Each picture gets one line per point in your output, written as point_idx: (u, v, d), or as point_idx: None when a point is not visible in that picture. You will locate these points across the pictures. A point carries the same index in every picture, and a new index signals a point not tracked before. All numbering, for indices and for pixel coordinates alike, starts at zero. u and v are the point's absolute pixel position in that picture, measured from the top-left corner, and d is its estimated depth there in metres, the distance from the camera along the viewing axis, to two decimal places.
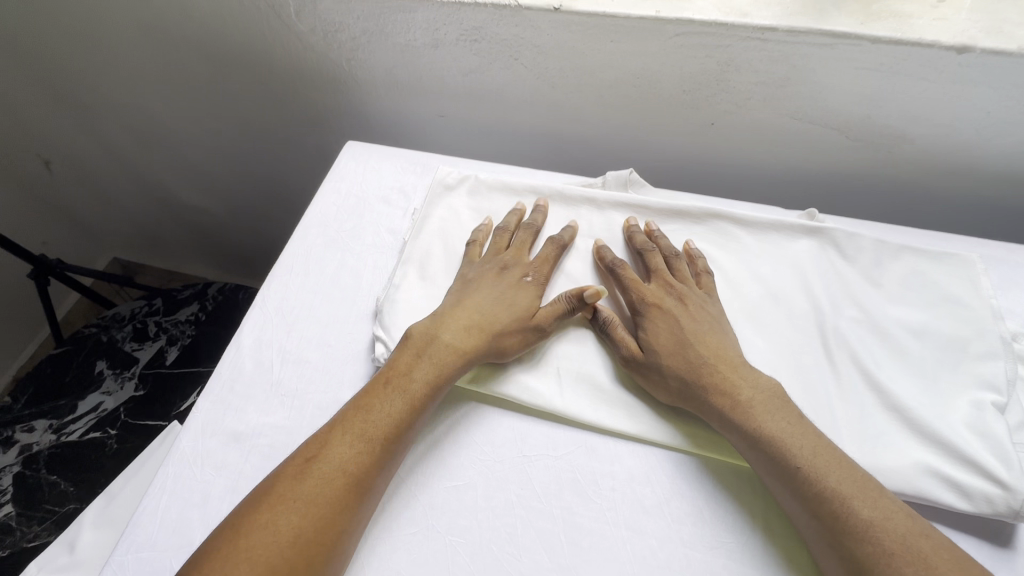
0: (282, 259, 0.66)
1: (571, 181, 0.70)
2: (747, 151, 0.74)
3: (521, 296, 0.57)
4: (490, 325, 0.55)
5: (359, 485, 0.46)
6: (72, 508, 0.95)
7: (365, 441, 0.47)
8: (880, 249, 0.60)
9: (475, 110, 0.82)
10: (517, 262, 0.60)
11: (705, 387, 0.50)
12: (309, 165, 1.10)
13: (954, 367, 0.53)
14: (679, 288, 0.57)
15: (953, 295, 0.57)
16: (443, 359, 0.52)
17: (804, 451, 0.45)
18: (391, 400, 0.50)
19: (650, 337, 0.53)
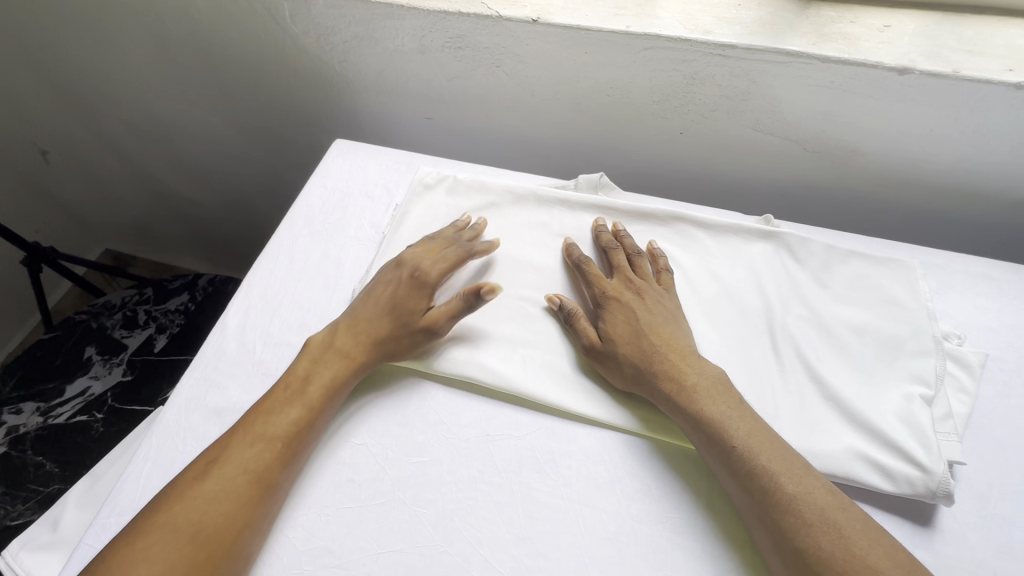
0: (269, 248, 0.69)
1: (547, 182, 0.74)
2: (715, 159, 0.79)
3: (406, 304, 0.59)
4: (365, 335, 0.58)
5: (261, 482, 0.50)
6: (56, 488, 0.97)
7: (268, 442, 0.51)
8: (830, 253, 0.65)
9: (460, 113, 0.86)
10: (412, 263, 0.62)
11: (656, 372, 0.54)
12: (302, 161, 1.14)
13: (890, 363, 0.58)
14: (639, 283, 0.61)
15: (894, 297, 0.62)
16: (336, 366, 0.57)
17: (740, 432, 0.49)
18: (292, 404, 0.54)
19: (608, 326, 0.57)
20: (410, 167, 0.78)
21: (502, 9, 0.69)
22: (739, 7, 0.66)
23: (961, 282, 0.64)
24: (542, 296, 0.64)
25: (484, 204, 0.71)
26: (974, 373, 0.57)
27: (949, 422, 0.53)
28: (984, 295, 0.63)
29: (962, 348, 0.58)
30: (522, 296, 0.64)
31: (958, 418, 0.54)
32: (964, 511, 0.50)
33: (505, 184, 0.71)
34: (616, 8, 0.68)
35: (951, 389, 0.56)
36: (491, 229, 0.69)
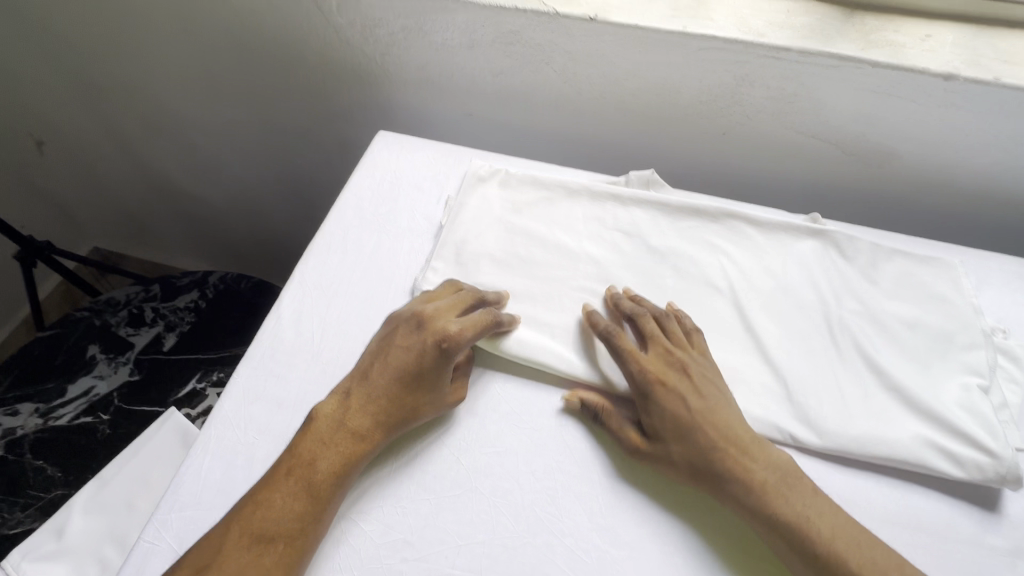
0: (319, 237, 0.67)
1: (596, 178, 0.75)
2: (754, 161, 0.81)
3: (428, 371, 0.52)
4: (391, 403, 0.52)
5: (310, 500, 0.47)
6: (59, 494, 0.91)
7: (327, 453, 0.49)
8: (876, 252, 0.66)
9: (501, 110, 0.86)
10: (434, 328, 0.54)
11: (719, 475, 0.49)
12: (323, 157, 1.12)
13: (943, 355, 0.60)
14: (678, 355, 0.55)
15: (940, 294, 0.63)
16: (381, 385, 0.52)
17: (822, 528, 0.46)
18: (349, 415, 0.51)
19: (656, 421, 0.52)
20: (458, 160, 0.77)
21: (559, 6, 0.69)
22: (789, 13, 0.69)
23: (998, 279, 0.67)
24: (603, 288, 0.64)
25: (538, 197, 0.70)
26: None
27: (1005, 411, 0.56)
28: (1020, 291, 0.66)
29: (1008, 342, 0.61)
30: (583, 287, 0.63)
31: (1012, 408, 0.56)
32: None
33: (558, 179, 0.71)
34: (670, 9, 0.69)
35: (1003, 380, 0.58)
36: (546, 221, 0.69)
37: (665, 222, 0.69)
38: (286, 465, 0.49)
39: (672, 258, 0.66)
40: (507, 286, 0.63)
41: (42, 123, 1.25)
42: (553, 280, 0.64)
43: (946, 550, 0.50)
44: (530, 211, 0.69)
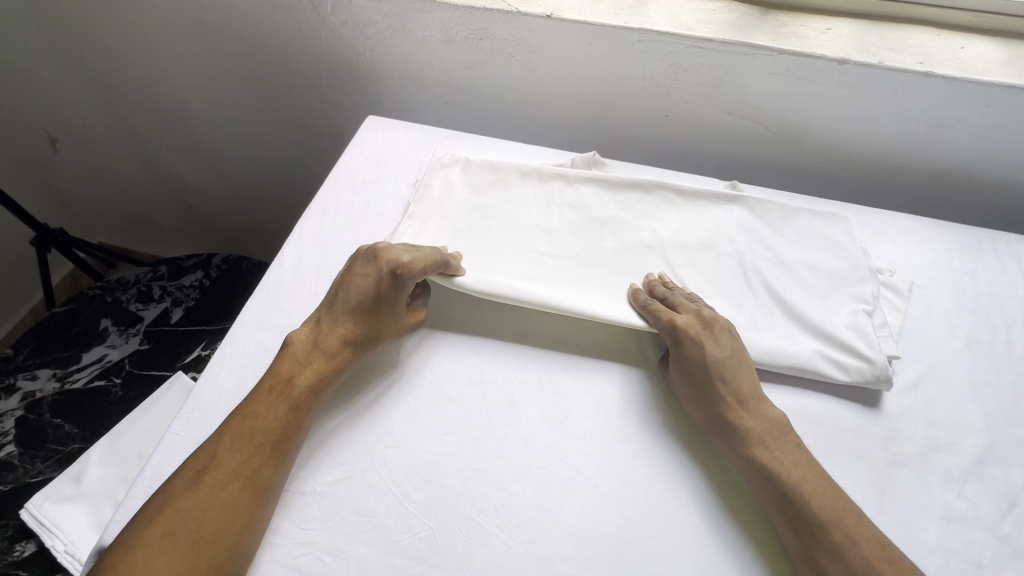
0: (316, 201, 0.79)
1: (557, 153, 0.87)
2: (695, 140, 0.93)
3: (387, 297, 0.62)
4: (358, 326, 0.62)
5: (293, 409, 0.57)
6: (76, 447, 1.00)
7: (302, 373, 0.59)
8: (784, 211, 0.77)
9: (474, 99, 0.98)
10: (387, 259, 0.63)
11: (726, 416, 0.58)
12: (319, 146, 1.23)
13: (838, 288, 0.71)
14: (704, 313, 0.64)
15: (837, 242, 0.75)
16: (348, 314, 0.62)
17: (797, 471, 0.54)
18: (321, 341, 0.61)
19: (683, 370, 0.61)
20: (437, 139, 0.89)
21: (520, 6, 0.82)
22: (714, 11, 0.81)
23: (894, 231, 0.79)
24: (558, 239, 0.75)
25: (494, 178, 0.80)
26: (903, 296, 0.70)
27: (886, 330, 0.67)
28: (910, 240, 0.78)
29: (893, 278, 0.72)
30: (536, 250, 0.73)
31: (893, 328, 0.68)
32: (901, 394, 0.63)
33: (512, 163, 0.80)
34: (615, 8, 0.82)
35: (887, 307, 0.70)
36: (501, 197, 0.78)
37: (606, 195, 0.79)
38: (267, 387, 0.58)
39: (612, 225, 0.77)
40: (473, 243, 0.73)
41: (56, 122, 1.34)
42: (510, 244, 0.73)
43: (832, 435, 0.61)
44: (486, 189, 0.78)
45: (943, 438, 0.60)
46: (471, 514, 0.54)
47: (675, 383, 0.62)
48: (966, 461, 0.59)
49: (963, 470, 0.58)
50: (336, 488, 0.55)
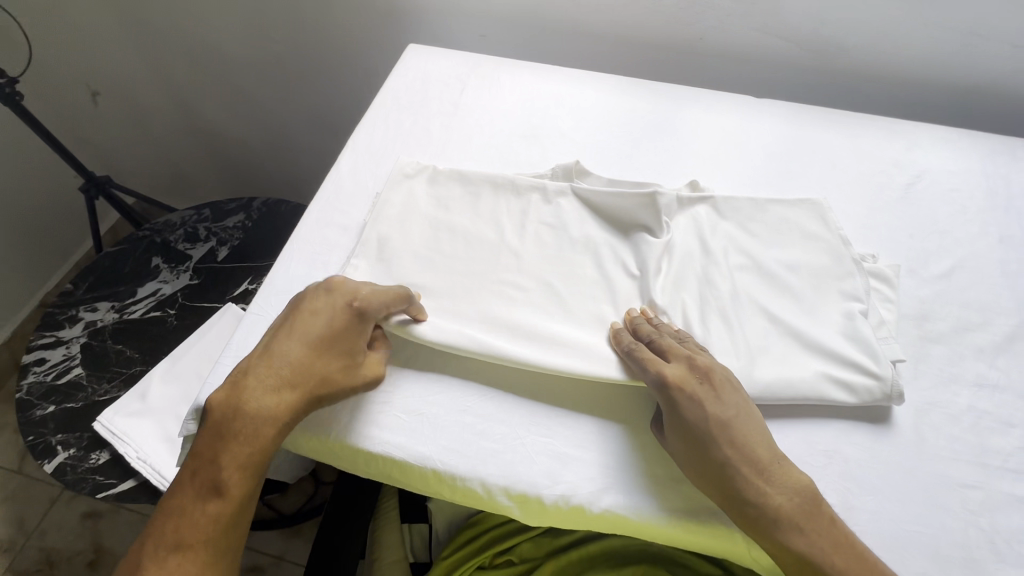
0: (366, 118, 0.83)
1: (593, 74, 0.89)
2: (729, 63, 0.94)
3: (345, 333, 0.55)
4: (303, 374, 0.53)
5: (226, 494, 0.49)
6: (138, 370, 1.07)
7: (232, 454, 0.50)
8: (752, 207, 0.69)
9: (511, 32, 1.01)
10: (335, 303, 0.56)
11: (740, 494, 0.49)
12: (354, 91, 1.26)
13: (824, 289, 0.63)
14: (702, 364, 0.54)
15: (812, 233, 0.67)
16: (288, 365, 0.53)
17: (836, 561, 0.46)
18: (251, 408, 0.51)
19: (681, 437, 0.52)
20: (477, 62, 0.91)
21: None
22: None
23: (927, 140, 0.81)
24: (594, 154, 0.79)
25: (465, 192, 0.73)
26: (892, 285, 0.65)
27: (882, 328, 0.61)
28: (943, 147, 0.80)
29: (878, 265, 0.66)
30: (509, 281, 0.65)
31: (891, 325, 0.62)
32: (934, 281, 0.66)
33: (485, 173, 0.73)
34: None
35: (878, 302, 0.63)
36: (472, 214, 0.71)
37: (588, 216, 0.70)
38: (190, 472, 0.50)
39: (593, 247, 0.68)
40: (480, 207, 0.71)
41: (93, 73, 1.37)
42: (478, 273, 0.66)
43: None
44: (453, 205, 0.72)
45: (975, 318, 0.63)
46: (530, 378, 0.59)
47: (675, 452, 0.52)
48: (997, 337, 0.62)
49: (994, 345, 0.61)
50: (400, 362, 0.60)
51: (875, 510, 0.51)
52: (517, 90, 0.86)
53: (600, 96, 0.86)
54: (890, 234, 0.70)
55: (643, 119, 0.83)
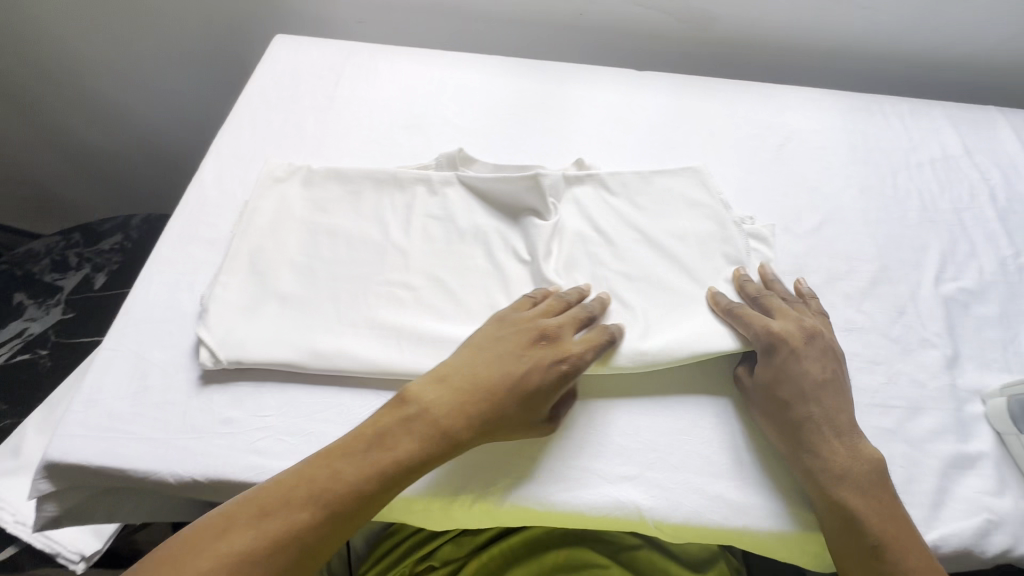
0: (230, 120, 0.76)
1: (475, 57, 0.87)
2: (611, 39, 0.94)
3: (531, 377, 0.51)
4: (473, 406, 0.49)
5: (344, 506, 0.44)
6: (7, 425, 0.93)
7: (341, 476, 0.45)
8: (637, 179, 0.69)
9: (389, 17, 0.96)
10: (561, 346, 0.53)
11: (807, 447, 0.50)
12: (227, 75, 1.14)
13: (710, 254, 0.64)
14: (808, 326, 0.56)
15: (695, 199, 0.68)
16: (465, 396, 0.49)
17: (891, 526, 0.47)
18: (387, 434, 0.47)
19: (769, 386, 0.53)
20: (352, 52, 0.86)
21: None
22: None
23: (794, 103, 0.85)
24: (480, 142, 0.76)
25: (344, 191, 0.69)
26: (769, 244, 0.66)
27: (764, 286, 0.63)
28: (809, 109, 0.84)
29: (756, 226, 0.68)
30: (396, 282, 0.62)
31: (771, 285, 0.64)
32: (806, 236, 0.70)
33: (364, 170, 0.69)
34: None
35: (756, 259, 0.65)
36: (353, 214, 0.67)
37: (476, 204, 0.68)
38: (265, 491, 0.44)
39: (483, 236, 0.66)
40: (361, 205, 0.68)
41: None
42: (361, 275, 0.62)
43: None
44: (331, 206, 0.67)
45: (842, 267, 0.67)
46: None
47: (757, 403, 0.54)
48: (863, 284, 0.66)
49: (860, 290, 0.65)
50: (279, 384, 0.56)
51: (764, 461, 0.53)
52: (396, 78, 0.82)
53: (483, 79, 0.83)
54: (766, 196, 0.73)
55: (529, 100, 0.81)
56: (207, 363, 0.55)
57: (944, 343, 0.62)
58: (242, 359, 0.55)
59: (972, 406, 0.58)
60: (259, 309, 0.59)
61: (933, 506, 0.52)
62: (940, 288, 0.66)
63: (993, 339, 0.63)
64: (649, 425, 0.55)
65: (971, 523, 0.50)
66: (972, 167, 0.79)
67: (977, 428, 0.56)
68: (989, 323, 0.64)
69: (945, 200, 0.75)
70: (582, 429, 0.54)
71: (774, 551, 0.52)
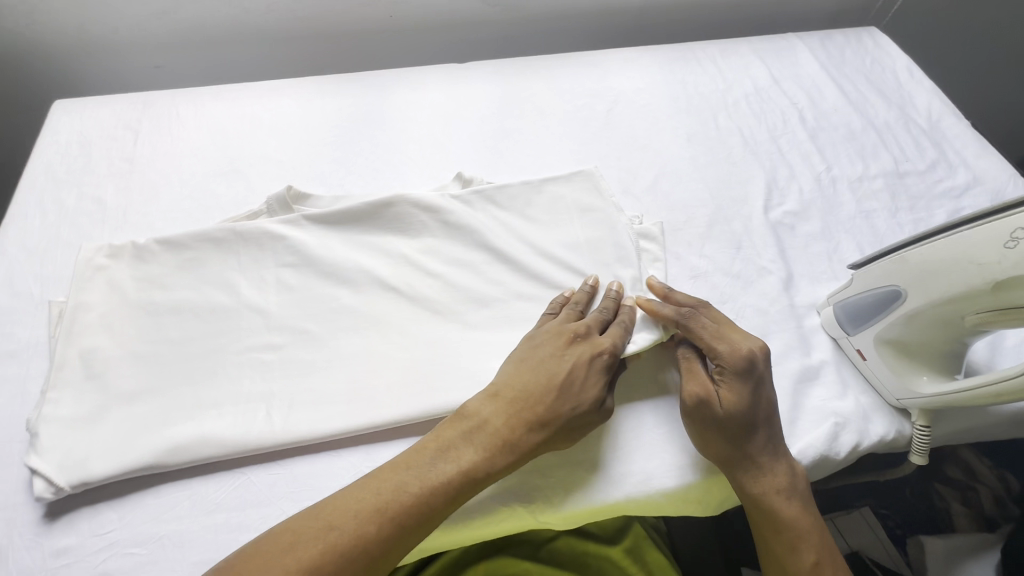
0: (11, 210, 0.67)
1: (288, 82, 0.82)
2: (429, 34, 0.91)
3: (576, 373, 0.50)
4: (526, 409, 0.48)
5: (400, 526, 0.42)
6: None
7: (405, 490, 0.43)
8: (527, 190, 0.67)
9: (187, 55, 0.88)
10: (595, 342, 0.52)
11: (757, 465, 0.49)
12: (13, 134, 0.97)
13: (601, 261, 0.62)
14: (758, 345, 0.52)
15: (587, 205, 0.66)
16: (518, 406, 0.48)
17: (813, 535, 0.48)
18: (450, 446, 0.46)
19: (745, 412, 0.49)
20: (148, 102, 0.78)
21: None
22: None
23: (615, 66, 0.86)
24: (308, 172, 0.72)
25: (177, 260, 0.62)
26: (659, 242, 0.66)
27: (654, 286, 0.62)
28: (630, 70, 0.86)
29: (645, 226, 0.67)
30: (239, 348, 0.57)
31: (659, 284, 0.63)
32: (644, 194, 0.72)
33: (195, 232, 0.63)
34: None
35: (647, 261, 0.64)
36: (178, 283, 0.61)
37: (332, 238, 0.64)
38: (310, 515, 0.42)
39: (324, 273, 0.62)
40: (201, 273, 0.62)
41: None
42: (200, 349, 0.57)
43: None
44: (168, 279, 0.61)
45: (681, 218, 0.69)
46: (290, 446, 0.53)
47: (715, 426, 0.49)
48: (702, 228, 0.69)
49: (700, 235, 0.68)
50: (119, 494, 0.50)
51: (635, 429, 0.54)
52: (203, 124, 0.76)
53: (299, 105, 0.79)
54: (603, 163, 0.75)
55: (353, 118, 0.78)
56: (44, 495, 0.48)
57: (779, 268, 0.66)
58: (87, 480, 0.49)
59: (810, 319, 0.62)
60: (101, 417, 0.52)
61: (790, 424, 0.55)
62: (768, 215, 0.70)
63: (819, 253, 0.68)
64: None
65: (822, 431, 0.54)
66: (781, 94, 0.84)
67: (816, 339, 0.61)
68: (814, 238, 0.69)
69: (762, 131, 0.79)
70: None
71: (662, 510, 0.53)
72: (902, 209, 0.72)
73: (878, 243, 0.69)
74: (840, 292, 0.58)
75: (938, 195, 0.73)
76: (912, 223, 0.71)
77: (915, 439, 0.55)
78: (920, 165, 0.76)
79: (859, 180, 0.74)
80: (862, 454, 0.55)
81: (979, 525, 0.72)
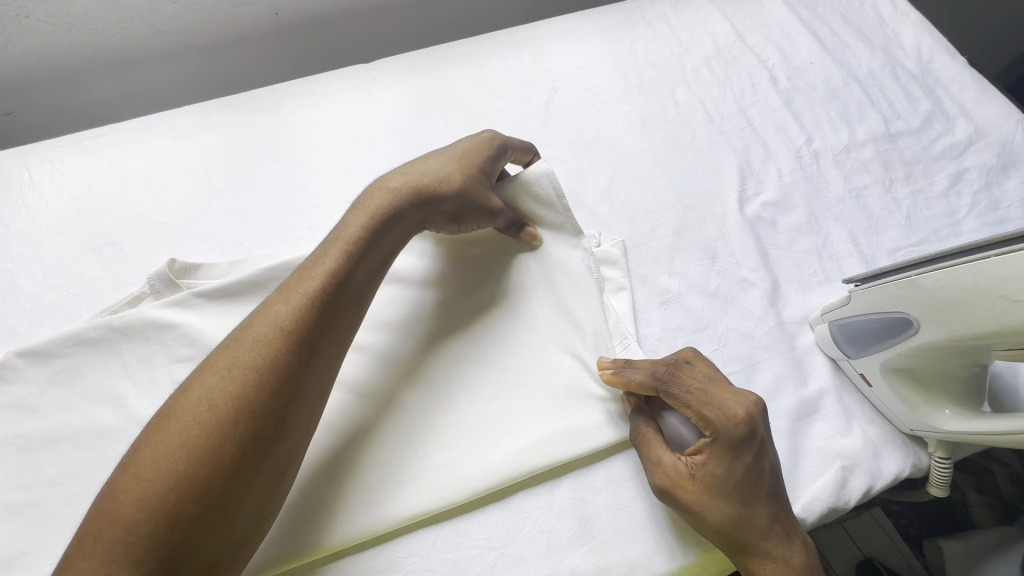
0: None
1: (161, 114, 0.68)
2: (326, 23, 0.77)
3: (434, 166, 0.49)
4: (386, 193, 0.46)
5: (291, 339, 0.38)
6: None
7: (278, 309, 0.39)
8: None
9: (45, 94, 0.73)
10: (446, 147, 0.51)
11: (762, 549, 0.41)
12: None
13: (555, 302, 0.52)
14: (755, 405, 0.43)
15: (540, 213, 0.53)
16: (380, 201, 0.46)
17: None
18: (313, 259, 0.43)
19: (739, 487, 0.42)
20: None
21: None
22: None
23: (551, 39, 0.72)
24: (201, 233, 0.60)
25: (44, 375, 0.51)
26: (622, 266, 0.56)
27: (621, 323, 0.53)
28: (568, 41, 0.72)
29: (604, 246, 0.56)
30: None
31: (626, 320, 0.53)
32: (599, 204, 0.61)
33: (60, 336, 0.51)
34: None
35: (610, 293, 0.55)
36: (51, 405, 0.50)
37: (232, 315, 0.53)
38: (180, 391, 0.36)
39: None
40: (78, 387, 0.51)
41: None
42: (88, 487, 0.47)
43: None
44: (38, 402, 0.50)
45: (643, 229, 0.59)
46: None
47: (706, 509, 0.42)
48: (669, 238, 0.58)
49: (669, 247, 0.58)
50: None
51: (611, 506, 0.47)
52: (63, 186, 0.62)
53: (176, 144, 0.65)
54: None
55: (244, 152, 0.65)
56: None
57: (762, 277, 0.56)
58: None
59: (802, 338, 0.53)
60: None
61: (791, 475, 0.47)
62: (744, 211, 0.60)
63: (806, 250, 0.58)
64: (511, 538, 0.45)
65: (828, 479, 0.47)
66: (746, 52, 0.71)
67: (812, 362, 0.52)
68: (799, 233, 0.59)
69: (729, 102, 0.67)
70: (398, 573, 0.44)
71: None
72: (898, 179, 0.62)
73: (872, 228, 0.60)
74: (834, 309, 0.49)
75: (937, 157, 0.63)
76: (909, 197, 0.61)
77: (933, 471, 0.49)
78: (914, 122, 0.65)
79: (845, 150, 0.64)
80: (874, 496, 0.48)
81: (997, 516, 0.67)
